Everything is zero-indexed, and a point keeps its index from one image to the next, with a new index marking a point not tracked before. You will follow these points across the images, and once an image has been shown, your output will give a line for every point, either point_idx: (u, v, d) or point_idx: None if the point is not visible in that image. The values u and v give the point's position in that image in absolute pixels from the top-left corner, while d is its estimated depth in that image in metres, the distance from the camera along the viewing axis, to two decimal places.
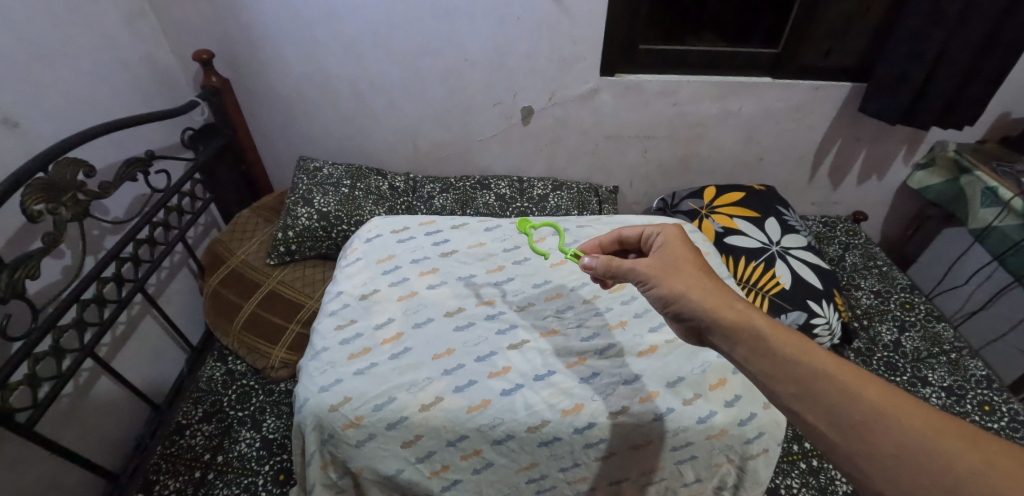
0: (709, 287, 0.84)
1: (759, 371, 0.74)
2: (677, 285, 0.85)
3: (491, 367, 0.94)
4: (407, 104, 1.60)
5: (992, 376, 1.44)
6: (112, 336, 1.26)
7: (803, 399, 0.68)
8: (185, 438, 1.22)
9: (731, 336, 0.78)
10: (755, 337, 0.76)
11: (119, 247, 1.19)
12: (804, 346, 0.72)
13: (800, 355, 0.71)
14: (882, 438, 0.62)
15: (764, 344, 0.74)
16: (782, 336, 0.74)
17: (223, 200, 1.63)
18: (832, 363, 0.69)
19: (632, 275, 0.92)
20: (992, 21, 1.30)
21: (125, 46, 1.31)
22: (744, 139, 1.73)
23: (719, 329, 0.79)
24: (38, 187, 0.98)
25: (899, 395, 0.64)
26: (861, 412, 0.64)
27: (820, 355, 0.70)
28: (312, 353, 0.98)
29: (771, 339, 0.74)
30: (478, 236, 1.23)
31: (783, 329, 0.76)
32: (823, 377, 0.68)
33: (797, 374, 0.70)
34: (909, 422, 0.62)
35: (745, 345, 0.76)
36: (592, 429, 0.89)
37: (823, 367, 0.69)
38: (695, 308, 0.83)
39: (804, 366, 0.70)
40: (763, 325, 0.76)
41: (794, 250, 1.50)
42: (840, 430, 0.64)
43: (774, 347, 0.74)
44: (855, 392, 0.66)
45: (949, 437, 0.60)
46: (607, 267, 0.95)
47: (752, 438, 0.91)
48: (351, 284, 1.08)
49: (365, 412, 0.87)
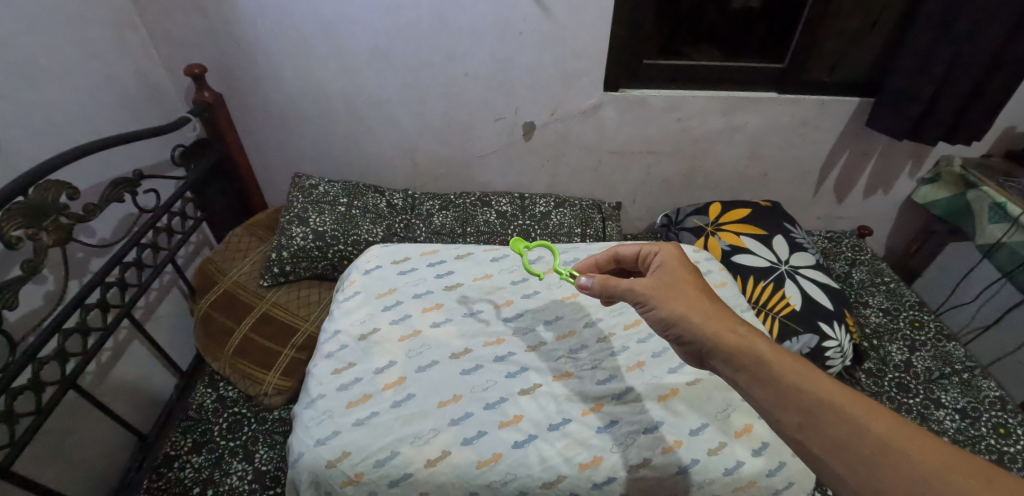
0: (709, 310, 0.79)
1: (761, 398, 0.69)
2: (677, 307, 0.80)
3: (503, 415, 0.90)
4: (405, 120, 1.56)
5: (1006, 397, 1.40)
6: (97, 364, 1.21)
7: (806, 429, 0.64)
8: (174, 471, 1.16)
9: (733, 361, 0.73)
10: (757, 363, 0.71)
11: (105, 271, 1.14)
12: (809, 374, 0.68)
13: (805, 383, 0.67)
14: (888, 475, 0.57)
15: (766, 370, 0.69)
16: (787, 362, 0.69)
17: (215, 219, 1.57)
18: (838, 393, 0.65)
19: (628, 296, 0.85)
20: (1002, 36, 1.28)
21: (114, 61, 1.26)
22: (750, 154, 1.70)
23: (720, 354, 0.74)
24: (18, 211, 0.93)
25: (906, 427, 0.60)
26: (867, 445, 0.60)
27: (824, 384, 0.66)
28: (308, 400, 0.93)
29: (775, 365, 0.69)
30: (484, 267, 1.19)
31: (788, 355, 0.71)
32: (829, 408, 0.63)
33: (802, 404, 0.65)
34: (916, 457, 0.57)
35: (747, 371, 0.71)
36: (612, 483, 0.84)
37: (829, 397, 0.64)
38: (696, 332, 0.77)
39: (809, 395, 0.65)
40: (766, 350, 0.71)
41: (803, 269, 1.46)
42: (848, 466, 0.60)
43: (777, 373, 0.69)
44: (862, 423, 0.61)
45: (961, 474, 0.55)
46: (598, 286, 0.88)
47: (780, 488, 0.87)
48: (349, 322, 1.04)
49: (365, 469, 0.82)
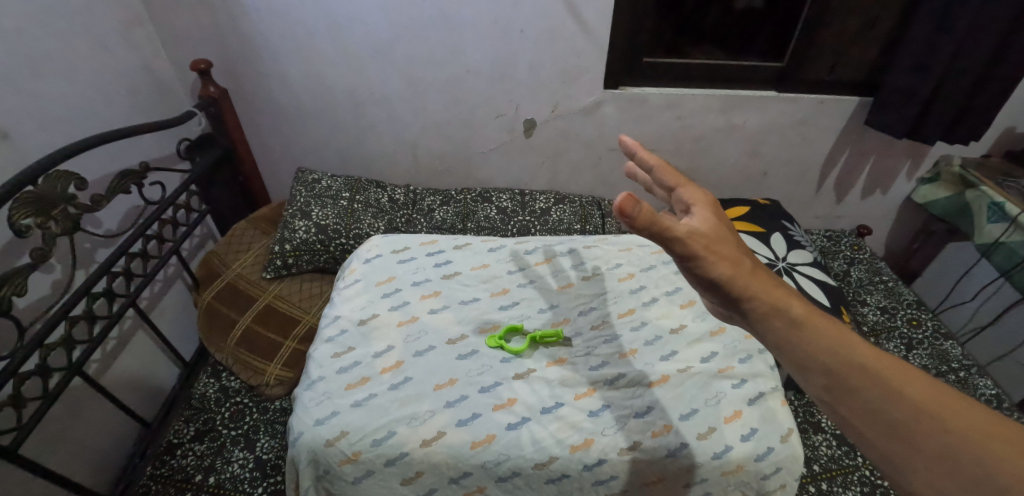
0: (744, 267, 0.65)
1: (789, 359, 0.60)
2: (722, 267, 0.64)
3: (496, 399, 0.91)
4: (407, 115, 1.57)
5: (1001, 395, 1.41)
6: (102, 352, 1.23)
7: (835, 392, 0.56)
8: (176, 458, 1.18)
9: (767, 322, 0.62)
10: (790, 324, 0.61)
11: (111, 260, 1.16)
12: (841, 333, 0.59)
13: (834, 342, 0.58)
14: (922, 441, 0.51)
15: (799, 330, 0.60)
16: (820, 322, 0.60)
17: (219, 212, 1.59)
18: (872, 355, 0.57)
19: (677, 245, 0.62)
20: (998, 36, 1.29)
21: (122, 55, 1.28)
22: (749, 152, 1.72)
23: (752, 315, 0.63)
24: (27, 201, 0.95)
25: (942, 390, 0.53)
26: (900, 409, 0.53)
27: (858, 345, 0.57)
28: (308, 382, 0.95)
29: (807, 327, 0.60)
30: (481, 257, 1.20)
31: (822, 314, 0.61)
32: (860, 371, 0.56)
33: (833, 365, 0.57)
34: (952, 423, 0.51)
35: (779, 332, 0.61)
36: (603, 466, 0.86)
37: (862, 359, 0.56)
38: (733, 292, 0.64)
39: (842, 355, 0.57)
40: (800, 310, 0.61)
41: (800, 266, 1.47)
42: (876, 428, 0.53)
43: (810, 333, 0.59)
44: (897, 386, 0.54)
45: (1001, 445, 0.49)
46: (653, 230, 0.60)
47: (769, 474, 0.88)
48: (348, 308, 1.06)
49: (362, 447, 0.84)
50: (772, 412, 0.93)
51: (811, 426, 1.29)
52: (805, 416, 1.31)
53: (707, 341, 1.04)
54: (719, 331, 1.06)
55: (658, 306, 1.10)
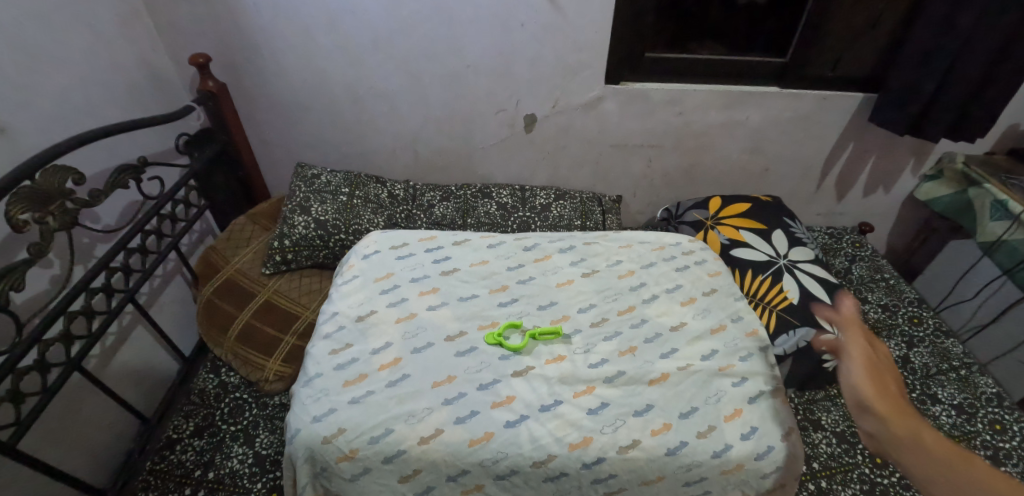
0: (895, 392, 0.84)
1: (913, 469, 0.73)
2: (874, 390, 0.83)
3: (495, 396, 0.91)
4: (407, 111, 1.56)
5: (1003, 394, 1.40)
6: (101, 348, 1.23)
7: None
8: (176, 453, 1.18)
9: (888, 437, 0.77)
10: (915, 442, 0.75)
11: (110, 255, 1.15)
12: (962, 454, 0.72)
13: (948, 460, 0.72)
14: None
15: (921, 445, 0.74)
16: (942, 441, 0.74)
17: (218, 207, 1.59)
18: (983, 470, 0.69)
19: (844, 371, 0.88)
20: (1004, 33, 1.27)
21: (120, 49, 1.27)
22: (751, 149, 1.71)
23: (876, 434, 0.79)
24: (24, 196, 0.95)
25: None
26: None
27: (973, 462, 0.70)
28: (305, 378, 0.95)
29: (925, 443, 0.74)
30: (480, 253, 1.20)
31: (930, 432, 0.76)
32: (971, 482, 0.68)
33: (951, 476, 0.70)
34: None
35: (903, 448, 0.75)
36: (601, 464, 0.85)
37: (973, 473, 0.69)
38: (877, 409, 0.81)
39: (960, 472, 0.70)
40: (927, 435, 0.76)
41: (802, 264, 1.46)
42: None
43: (935, 451, 0.73)
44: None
45: None
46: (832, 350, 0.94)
47: (767, 473, 0.88)
48: (346, 305, 1.05)
49: (360, 445, 0.84)
50: (773, 411, 0.93)
51: (811, 424, 1.29)
52: (806, 414, 1.31)
53: (707, 339, 1.04)
54: (719, 329, 1.06)
55: (659, 303, 1.10)
